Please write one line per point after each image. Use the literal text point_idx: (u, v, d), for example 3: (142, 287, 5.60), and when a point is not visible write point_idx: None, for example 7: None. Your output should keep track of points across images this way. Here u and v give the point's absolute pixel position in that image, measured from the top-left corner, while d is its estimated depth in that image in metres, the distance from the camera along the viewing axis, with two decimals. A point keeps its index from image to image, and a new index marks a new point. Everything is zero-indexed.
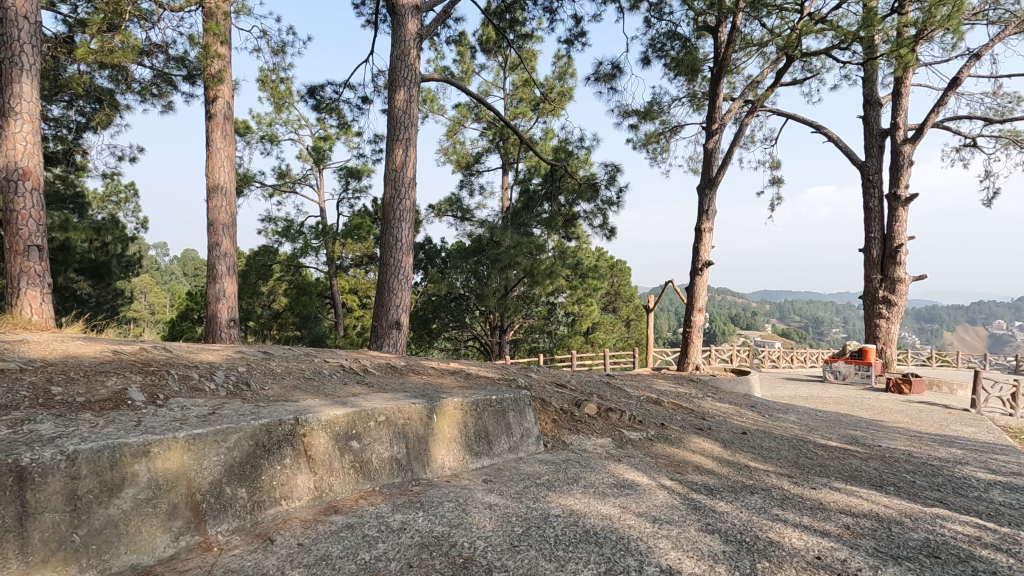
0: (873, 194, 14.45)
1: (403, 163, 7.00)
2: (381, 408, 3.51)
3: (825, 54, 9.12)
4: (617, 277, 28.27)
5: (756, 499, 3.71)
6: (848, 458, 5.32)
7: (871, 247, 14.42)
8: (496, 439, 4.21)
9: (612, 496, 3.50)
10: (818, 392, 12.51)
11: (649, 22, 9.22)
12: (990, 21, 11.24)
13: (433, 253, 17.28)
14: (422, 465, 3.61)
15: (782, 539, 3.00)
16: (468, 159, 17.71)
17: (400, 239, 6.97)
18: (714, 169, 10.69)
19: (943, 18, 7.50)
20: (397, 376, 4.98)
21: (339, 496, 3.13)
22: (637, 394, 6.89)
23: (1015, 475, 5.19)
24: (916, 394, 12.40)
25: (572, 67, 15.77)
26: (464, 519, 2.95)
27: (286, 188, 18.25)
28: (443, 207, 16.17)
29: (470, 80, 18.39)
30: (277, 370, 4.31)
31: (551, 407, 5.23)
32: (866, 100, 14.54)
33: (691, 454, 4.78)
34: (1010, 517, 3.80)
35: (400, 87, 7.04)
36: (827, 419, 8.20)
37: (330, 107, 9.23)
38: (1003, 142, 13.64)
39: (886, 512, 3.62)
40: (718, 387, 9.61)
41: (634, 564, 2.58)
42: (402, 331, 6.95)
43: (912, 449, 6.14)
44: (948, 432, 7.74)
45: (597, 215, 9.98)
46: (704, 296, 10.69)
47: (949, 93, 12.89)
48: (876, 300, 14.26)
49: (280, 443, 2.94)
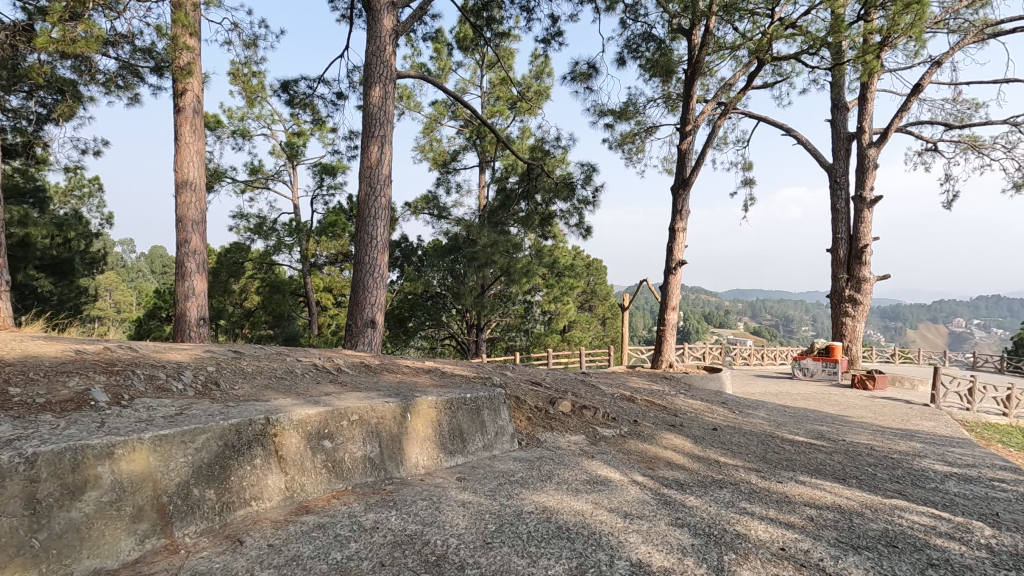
0: (840, 195, 14.84)
1: (378, 160, 6.94)
2: (354, 407, 3.49)
3: (793, 58, 9.34)
4: (593, 276, 28.50)
5: (725, 493, 3.80)
6: (814, 452, 5.48)
7: (838, 247, 14.80)
8: (471, 437, 4.21)
9: (584, 492, 3.55)
10: (787, 388, 12.84)
11: (624, 24, 9.31)
12: (950, 29, 11.63)
13: (410, 251, 17.09)
14: (396, 464, 3.59)
15: (748, 532, 3.08)
16: (445, 157, 17.60)
17: (375, 236, 6.91)
18: (688, 170, 10.86)
19: (907, 27, 7.75)
20: (371, 375, 4.94)
21: (310, 496, 3.10)
22: (611, 392, 6.96)
23: (970, 467, 5.42)
24: (880, 389, 12.82)
25: (549, 66, 15.81)
26: (437, 517, 2.96)
27: (259, 184, 17.88)
28: (420, 205, 16.05)
29: (447, 77, 18.28)
30: (247, 369, 4.24)
31: (526, 405, 5.25)
32: (833, 104, 14.93)
33: (663, 450, 4.86)
34: (964, 507, 3.98)
35: (375, 83, 6.96)
36: (795, 414, 8.43)
37: (304, 103, 9.10)
38: (962, 146, 14.17)
39: (848, 504, 3.74)
40: (691, 384, 9.76)
41: (605, 558, 2.63)
42: (376, 329, 6.90)
43: (875, 444, 6.34)
44: (910, 426, 8.02)
45: (573, 214, 10.07)
46: (677, 295, 10.83)
47: (912, 99, 13.32)
48: (843, 299, 14.67)
49: (250, 443, 2.91)
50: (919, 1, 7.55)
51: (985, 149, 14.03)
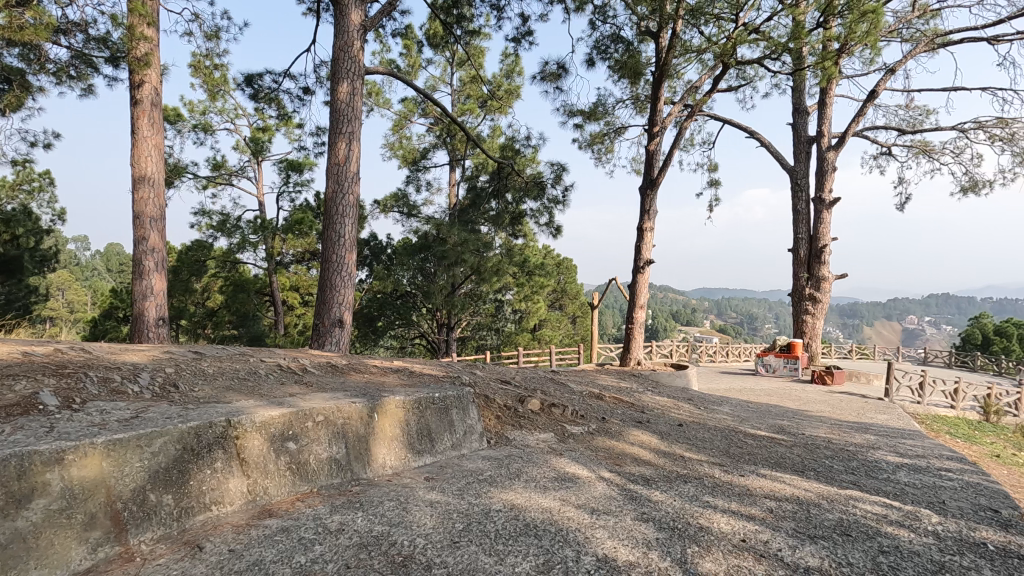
0: (801, 197, 15.31)
1: (346, 157, 6.83)
2: (319, 407, 3.43)
3: (757, 63, 9.59)
4: (564, 274, 28.65)
5: (689, 487, 3.88)
6: (774, 445, 5.65)
7: (799, 247, 15.26)
8: (439, 436, 4.19)
9: (552, 490, 3.57)
10: (751, 384, 13.17)
11: (594, 24, 9.38)
12: (903, 38, 12.13)
13: (379, 250, 16.86)
14: (362, 465, 3.55)
15: (711, 525, 3.15)
16: (415, 155, 17.44)
17: (343, 234, 6.80)
18: (655, 170, 11.03)
19: (863, 35, 8.06)
20: (337, 375, 4.87)
21: (272, 499, 3.03)
22: (579, 389, 7.02)
23: (919, 458, 5.68)
24: (837, 384, 13.31)
25: (520, 65, 15.82)
26: (404, 517, 2.94)
27: (222, 180, 17.36)
28: (389, 202, 15.86)
29: (417, 74, 18.11)
30: (208, 370, 4.13)
31: (494, 404, 5.26)
32: (795, 108, 15.38)
33: (630, 446, 4.94)
34: (913, 495, 4.16)
35: (343, 78, 6.85)
36: (757, 409, 8.67)
37: (269, 97, 8.89)
38: (914, 151, 14.80)
39: (806, 495, 3.87)
40: (658, 381, 9.92)
41: (571, 554, 2.65)
42: (344, 329, 6.80)
43: (832, 437, 6.58)
44: (865, 419, 8.35)
45: (544, 213, 10.12)
46: (645, 294, 10.98)
47: (868, 104, 13.84)
48: (803, 296, 15.14)
49: (210, 446, 2.83)
50: (874, 10, 7.83)
51: (935, 154, 14.67)
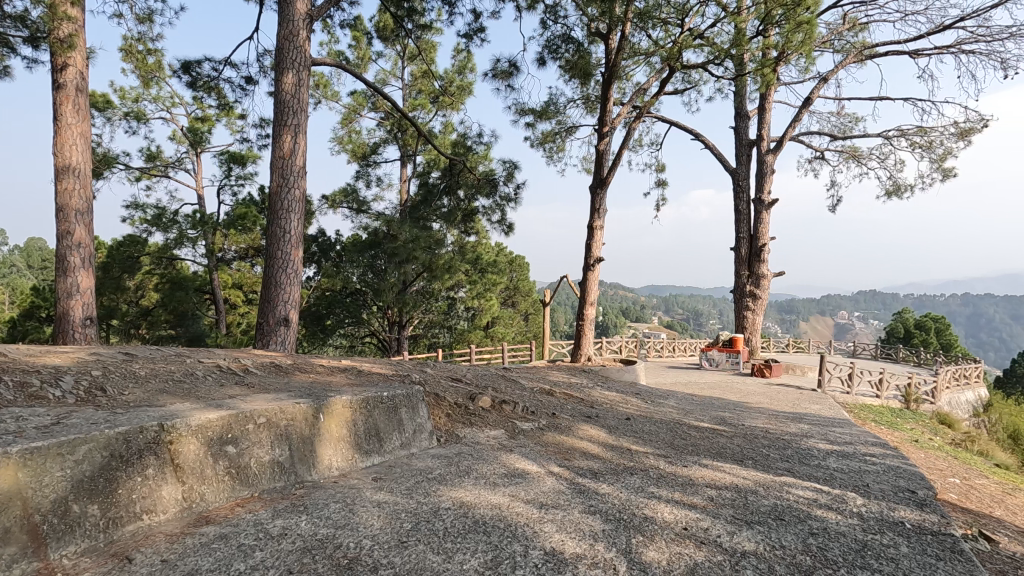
0: (742, 198, 15.96)
1: (291, 151, 6.60)
2: (262, 409, 3.31)
3: (701, 67, 9.91)
4: (516, 272, 28.74)
5: (635, 478, 3.99)
6: (716, 437, 5.88)
7: (740, 246, 15.91)
8: (388, 436, 4.13)
9: (502, 486, 3.59)
10: (696, 378, 13.65)
11: (544, 24, 9.45)
12: (835, 49, 12.83)
13: (328, 247, 16.36)
14: (307, 467, 3.46)
15: (656, 514, 3.25)
16: (365, 149, 17.05)
17: (288, 230, 6.58)
18: (605, 170, 11.23)
19: (799, 44, 8.47)
20: (281, 375, 4.71)
21: (210, 506, 2.90)
22: (530, 386, 7.08)
23: (847, 444, 6.05)
24: (775, 377, 13.99)
25: (472, 61, 15.74)
26: (350, 519, 2.88)
27: (157, 172, 16.45)
28: (337, 198, 15.44)
29: (366, 68, 17.71)
30: (140, 372, 3.91)
31: (445, 402, 5.23)
32: (737, 112, 15.99)
33: (580, 441, 5.02)
34: (842, 480, 4.43)
35: (288, 69, 6.61)
36: (701, 402, 9.00)
37: (208, 86, 8.49)
38: (844, 156, 15.68)
39: (744, 483, 4.05)
40: (608, 377, 10.13)
41: (520, 549, 2.68)
42: (290, 328, 6.59)
43: (769, 426, 6.92)
44: (800, 410, 8.80)
45: (496, 210, 10.13)
46: (595, 291, 11.19)
47: (803, 110, 14.57)
48: (744, 293, 15.83)
49: (141, 452, 2.69)
50: (809, 21, 8.23)
51: (863, 159, 15.59)
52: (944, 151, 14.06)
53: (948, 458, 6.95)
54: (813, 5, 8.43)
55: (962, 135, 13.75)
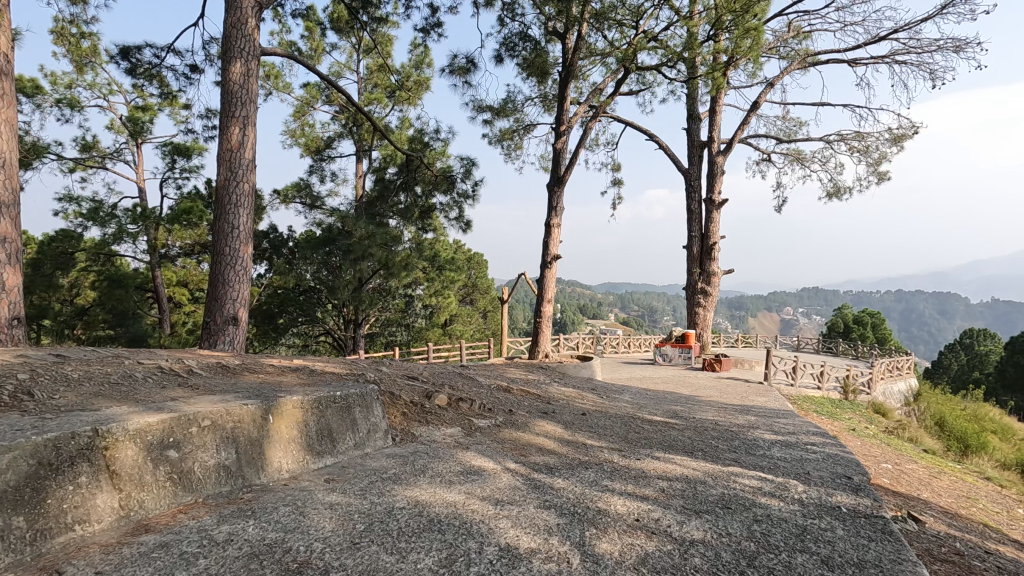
0: (694, 197, 16.43)
1: (240, 143, 6.37)
2: (206, 411, 3.18)
3: (655, 69, 10.13)
4: (474, 269, 28.63)
5: (589, 472, 4.05)
6: (668, 429, 6.05)
7: (692, 244, 16.38)
8: (341, 436, 4.05)
9: (458, 483, 3.58)
10: (651, 373, 13.97)
11: (502, 21, 9.45)
12: (781, 55, 13.37)
13: (280, 243, 15.82)
14: (255, 471, 3.35)
15: (609, 507, 3.31)
16: (319, 143, 16.61)
17: (237, 226, 6.35)
18: (562, 168, 11.33)
19: (747, 50, 8.77)
20: (229, 376, 4.54)
21: (148, 514, 2.77)
22: (487, 382, 7.08)
23: (790, 434, 6.34)
24: (725, 371, 14.49)
25: (429, 56, 15.56)
26: (301, 523, 2.81)
27: (93, 163, 15.52)
28: (290, 192, 14.99)
29: (319, 59, 17.23)
30: (72, 375, 3.68)
31: (400, 400, 5.17)
32: (689, 114, 16.42)
33: (536, 437, 5.06)
34: (784, 468, 4.64)
35: (235, 58, 6.36)
36: (654, 396, 9.22)
37: (150, 73, 8.07)
38: (789, 158, 16.37)
39: (694, 474, 4.18)
40: (565, 373, 10.25)
41: (475, 546, 2.68)
42: (240, 326, 6.36)
43: (718, 419, 7.17)
44: (748, 402, 9.16)
45: (453, 207, 10.06)
46: (553, 288, 11.22)
47: (751, 114, 15.11)
48: (696, 290, 16.32)
49: (72, 460, 2.54)
50: (756, 28, 8.55)
51: (806, 162, 16.31)
52: (879, 156, 14.86)
53: (882, 444, 7.38)
54: (760, 12, 8.75)
55: (895, 141, 14.58)
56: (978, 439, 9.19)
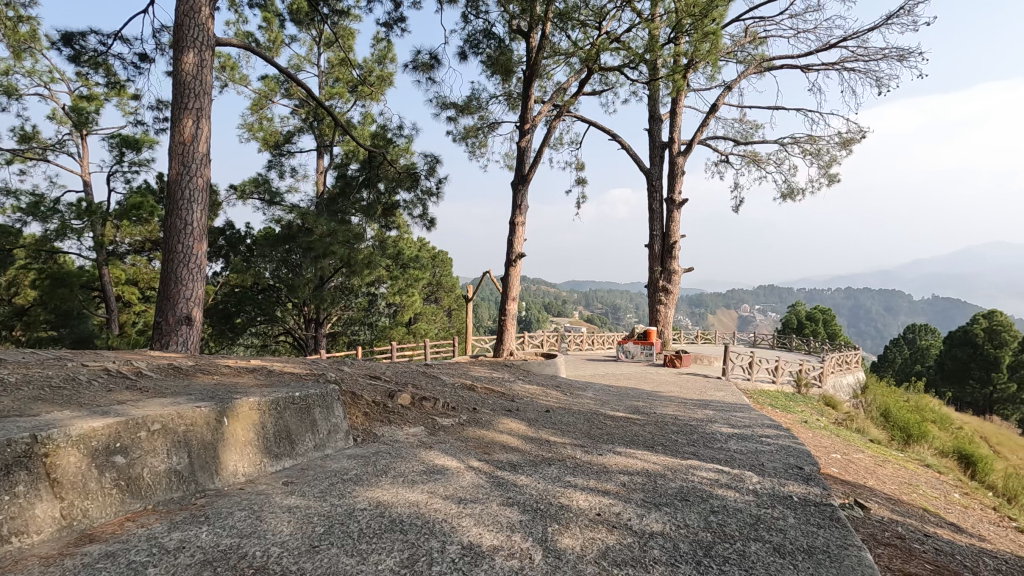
0: (655, 197, 16.74)
1: (193, 136, 6.13)
2: (156, 415, 3.05)
3: (618, 70, 10.26)
4: (439, 267, 28.42)
5: (552, 469, 4.09)
6: (630, 425, 6.15)
7: (654, 243, 16.70)
8: (299, 438, 3.96)
9: (420, 483, 3.55)
10: (614, 370, 14.18)
11: (466, 18, 9.38)
12: (738, 60, 13.74)
13: (237, 240, 15.33)
14: (209, 475, 3.24)
15: (571, 503, 3.35)
16: (278, 138, 16.16)
17: (190, 222, 6.12)
18: (526, 166, 11.36)
19: (706, 53, 8.96)
20: (181, 378, 4.38)
21: (93, 524, 2.64)
22: (451, 381, 7.05)
23: (746, 427, 6.55)
24: (685, 366, 14.85)
25: (392, 51, 15.33)
26: (257, 527, 2.74)
27: (33, 154, 14.69)
28: (247, 188, 14.54)
29: (278, 51, 16.75)
30: (9, 380, 3.48)
31: (362, 400, 5.08)
32: (650, 115, 16.71)
33: (500, 435, 5.07)
34: (740, 460, 4.79)
35: (188, 48, 6.12)
36: (617, 392, 9.37)
37: (95, 61, 7.68)
38: (746, 160, 16.85)
39: (654, 468, 4.27)
40: (529, 370, 10.30)
41: (437, 545, 2.66)
42: (194, 326, 6.14)
43: (678, 413, 7.35)
44: (707, 397, 9.40)
45: (417, 204, 9.97)
46: (518, 287, 11.25)
47: (710, 116, 15.49)
48: (657, 288, 16.64)
49: (9, 468, 2.40)
50: (714, 32, 8.75)
51: (762, 163, 16.83)
52: (830, 159, 15.46)
53: (832, 436, 7.70)
54: (719, 16, 8.96)
55: (844, 145, 15.20)
56: (920, 429, 9.70)
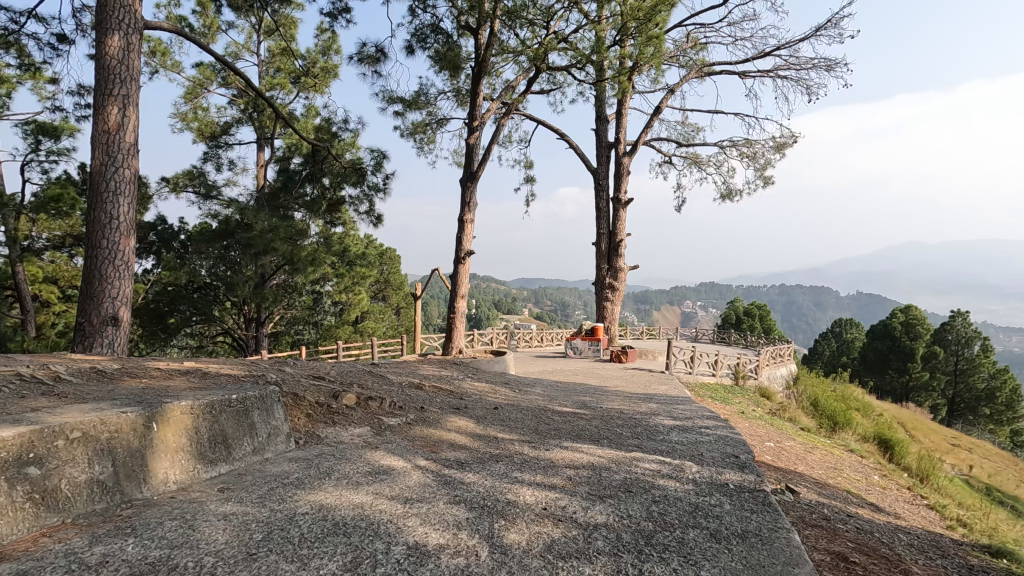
0: (602, 196, 17.06)
1: (119, 125, 5.76)
2: (76, 421, 2.85)
3: (565, 70, 10.39)
4: (386, 265, 27.89)
5: (500, 465, 4.11)
6: (576, 419, 6.27)
7: (601, 241, 17.03)
8: (236, 442, 3.80)
9: (365, 484, 3.48)
10: (562, 366, 14.39)
11: (413, 11, 9.25)
12: (681, 64, 14.21)
13: (170, 236, 14.52)
14: (136, 484, 3.07)
15: (518, 498, 3.38)
16: (214, 129, 15.40)
17: (116, 215, 5.74)
18: (475, 164, 11.33)
19: (650, 56, 9.22)
20: (106, 382, 4.11)
21: (2, 542, 2.44)
22: (398, 380, 6.96)
23: (687, 419, 6.81)
24: (631, 361, 15.25)
25: (337, 43, 14.90)
26: (189, 537, 2.61)
27: None
28: (181, 180, 13.79)
29: (214, 38, 15.96)
30: None
31: (304, 401, 4.92)
32: (597, 115, 17.02)
33: (448, 433, 5.04)
34: (681, 451, 4.97)
35: (113, 30, 5.74)
36: (565, 388, 9.51)
37: (6, 41, 7.08)
38: (688, 161, 17.43)
39: (600, 461, 4.36)
40: (478, 368, 10.30)
41: (381, 547, 2.62)
42: (120, 327, 5.77)
43: (623, 407, 7.54)
44: (651, 391, 9.69)
45: (363, 200, 9.75)
46: (467, 284, 11.20)
47: (654, 118, 15.93)
48: (604, 285, 16.99)
49: None
50: (658, 36, 9.00)
51: (703, 165, 17.46)
52: (765, 162, 16.23)
53: (766, 425, 8.10)
54: (662, 21, 9.22)
55: (778, 149, 16.00)
56: (844, 416, 10.35)
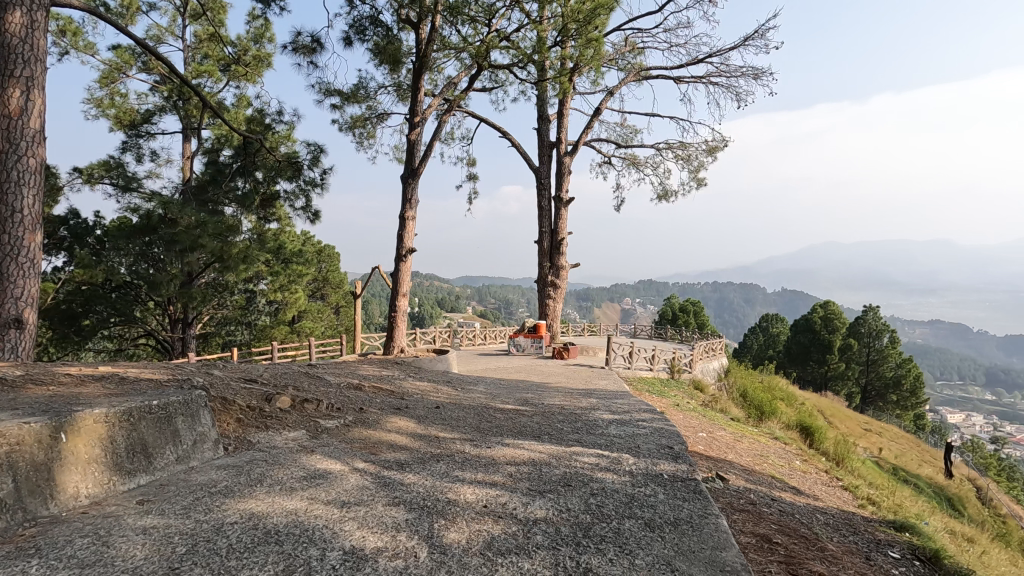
0: (544, 195, 17.24)
1: (22, 110, 5.27)
2: None
3: (507, 69, 10.41)
4: (325, 263, 27.04)
5: (440, 464, 4.08)
6: (518, 416, 6.30)
7: (543, 239, 17.21)
8: (158, 451, 3.57)
9: (300, 490, 3.36)
10: (505, 363, 14.45)
11: (351, 2, 8.98)
12: (620, 67, 14.56)
13: (84, 231, 13.47)
14: (41, 501, 2.83)
15: (459, 497, 3.36)
16: (134, 116, 14.38)
17: (19, 208, 5.25)
18: (416, 160, 11.16)
19: (590, 58, 9.38)
20: (7, 391, 3.76)
21: None
22: (336, 381, 6.76)
23: (625, 413, 7.00)
24: (572, 358, 15.51)
25: (270, 31, 14.27)
26: (104, 555, 2.43)
27: None
28: (96, 171, 12.79)
29: (133, 19, 14.89)
30: None
31: (234, 405, 4.69)
32: (539, 114, 17.18)
33: (387, 434, 4.95)
34: (618, 444, 5.11)
35: (14, 5, 5.24)
36: (508, 385, 9.57)
37: None
38: (626, 162, 17.89)
39: (540, 457, 4.41)
40: (420, 367, 10.17)
41: (315, 553, 2.54)
42: (25, 329, 5.29)
43: (564, 403, 7.66)
44: (591, 386, 9.90)
45: (299, 196, 9.40)
46: (408, 282, 11.03)
47: (594, 119, 16.24)
48: (546, 283, 17.17)
49: None
50: (597, 39, 9.21)
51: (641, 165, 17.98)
52: (698, 164, 16.92)
53: (699, 416, 8.46)
54: (602, 24, 9.41)
55: (710, 152, 16.71)
56: (770, 406, 10.96)
